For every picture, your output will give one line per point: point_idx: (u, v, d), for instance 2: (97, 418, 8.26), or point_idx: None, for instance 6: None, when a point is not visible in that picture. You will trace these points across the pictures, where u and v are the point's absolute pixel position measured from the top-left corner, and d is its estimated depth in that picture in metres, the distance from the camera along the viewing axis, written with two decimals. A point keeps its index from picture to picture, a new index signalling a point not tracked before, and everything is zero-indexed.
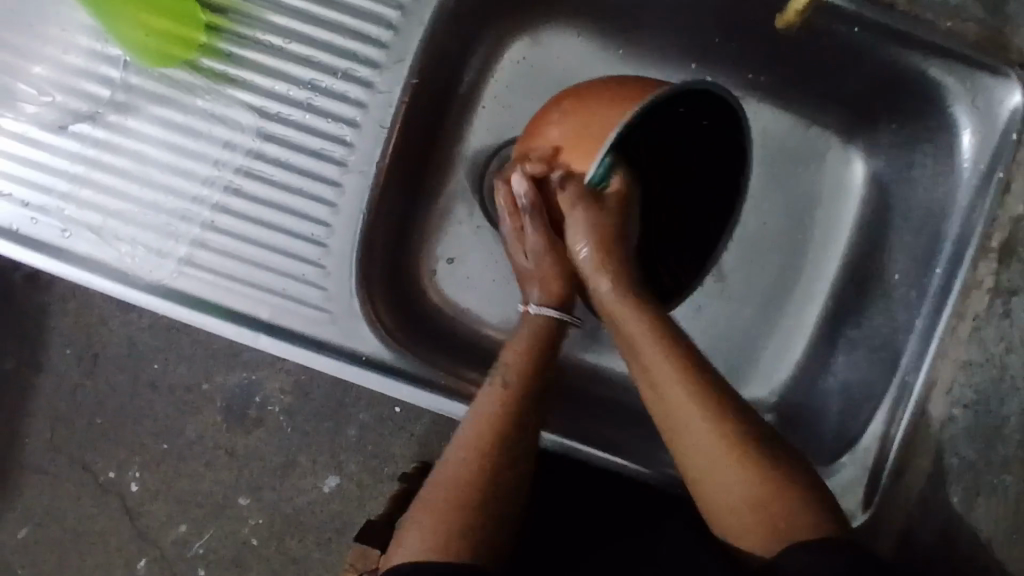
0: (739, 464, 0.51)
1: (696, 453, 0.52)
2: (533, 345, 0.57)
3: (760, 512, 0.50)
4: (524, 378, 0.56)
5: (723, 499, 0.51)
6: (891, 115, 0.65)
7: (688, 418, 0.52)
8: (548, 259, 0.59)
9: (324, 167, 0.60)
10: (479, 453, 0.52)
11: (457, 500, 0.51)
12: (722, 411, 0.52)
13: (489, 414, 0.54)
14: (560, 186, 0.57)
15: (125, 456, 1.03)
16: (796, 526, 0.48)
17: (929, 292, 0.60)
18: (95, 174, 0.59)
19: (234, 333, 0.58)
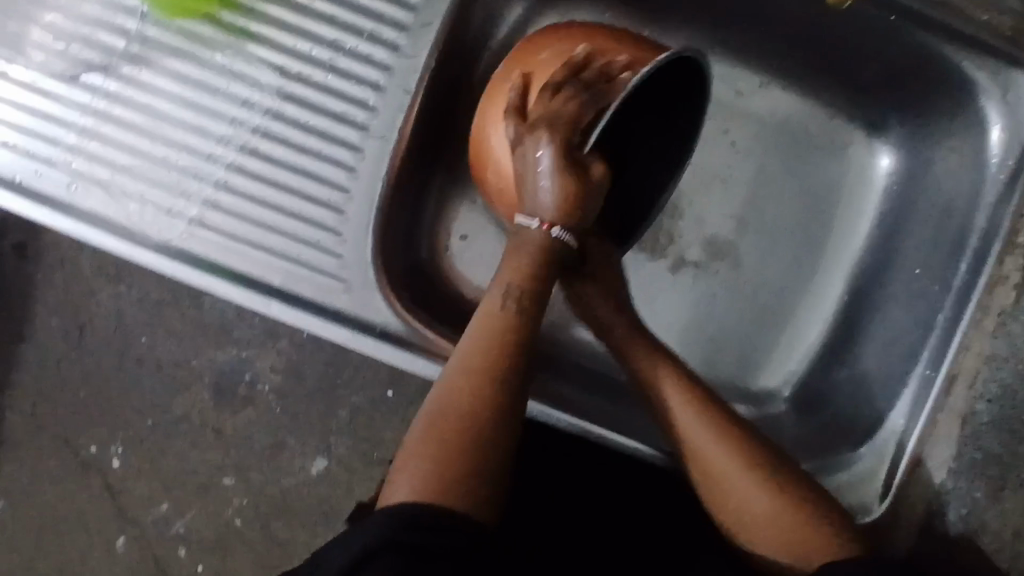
0: (758, 483, 0.52)
1: (718, 478, 0.53)
2: (514, 273, 0.54)
3: (789, 529, 0.50)
4: (523, 296, 0.53)
5: (746, 517, 0.52)
6: (918, 106, 0.65)
7: (706, 442, 0.54)
8: (570, 169, 0.54)
9: (344, 130, 0.58)
10: (476, 372, 0.50)
11: (460, 423, 0.48)
12: (740, 438, 0.54)
13: (483, 333, 0.52)
14: (583, 99, 0.55)
15: (109, 432, 1.00)
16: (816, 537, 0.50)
17: (952, 286, 0.60)
18: (105, 127, 0.56)
19: (244, 298, 0.56)
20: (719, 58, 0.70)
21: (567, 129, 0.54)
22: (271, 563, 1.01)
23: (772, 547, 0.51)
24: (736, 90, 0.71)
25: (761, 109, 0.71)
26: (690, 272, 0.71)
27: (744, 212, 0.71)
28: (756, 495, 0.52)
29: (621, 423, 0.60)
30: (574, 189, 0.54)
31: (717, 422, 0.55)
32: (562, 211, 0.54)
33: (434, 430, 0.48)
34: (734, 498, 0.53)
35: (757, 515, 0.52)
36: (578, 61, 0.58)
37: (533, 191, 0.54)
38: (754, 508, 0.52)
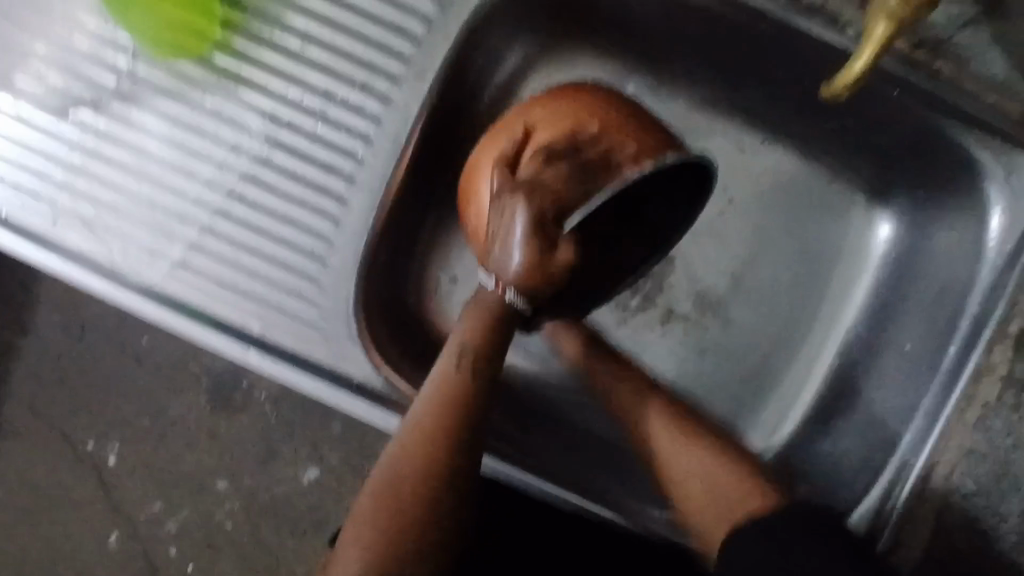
0: (701, 452, 0.58)
1: (675, 462, 0.58)
2: (469, 334, 0.54)
3: (721, 486, 0.56)
4: (478, 360, 0.53)
5: (699, 496, 0.56)
6: (921, 177, 0.63)
7: (639, 409, 0.61)
8: (540, 238, 0.53)
9: (331, 180, 0.57)
10: (422, 437, 0.50)
11: (403, 489, 0.48)
12: (694, 430, 0.60)
13: (433, 394, 0.51)
14: (570, 176, 0.55)
15: (106, 429, 1.01)
16: (754, 501, 0.54)
17: (941, 369, 0.59)
18: (94, 164, 0.57)
19: (222, 345, 0.56)
20: (723, 111, 0.69)
21: (547, 200, 0.53)
22: (258, 568, 1.01)
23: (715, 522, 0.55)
24: (737, 147, 0.69)
25: (761, 168, 0.69)
26: (680, 324, 0.70)
27: (739, 269, 0.70)
28: (696, 461, 0.57)
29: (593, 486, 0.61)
30: (536, 261, 0.53)
31: (691, 438, 0.59)
32: (521, 279, 0.53)
33: (378, 501, 0.48)
34: (678, 475, 0.57)
35: (698, 491, 0.56)
36: (583, 138, 0.58)
37: (500, 250, 0.54)
38: (698, 487, 0.56)
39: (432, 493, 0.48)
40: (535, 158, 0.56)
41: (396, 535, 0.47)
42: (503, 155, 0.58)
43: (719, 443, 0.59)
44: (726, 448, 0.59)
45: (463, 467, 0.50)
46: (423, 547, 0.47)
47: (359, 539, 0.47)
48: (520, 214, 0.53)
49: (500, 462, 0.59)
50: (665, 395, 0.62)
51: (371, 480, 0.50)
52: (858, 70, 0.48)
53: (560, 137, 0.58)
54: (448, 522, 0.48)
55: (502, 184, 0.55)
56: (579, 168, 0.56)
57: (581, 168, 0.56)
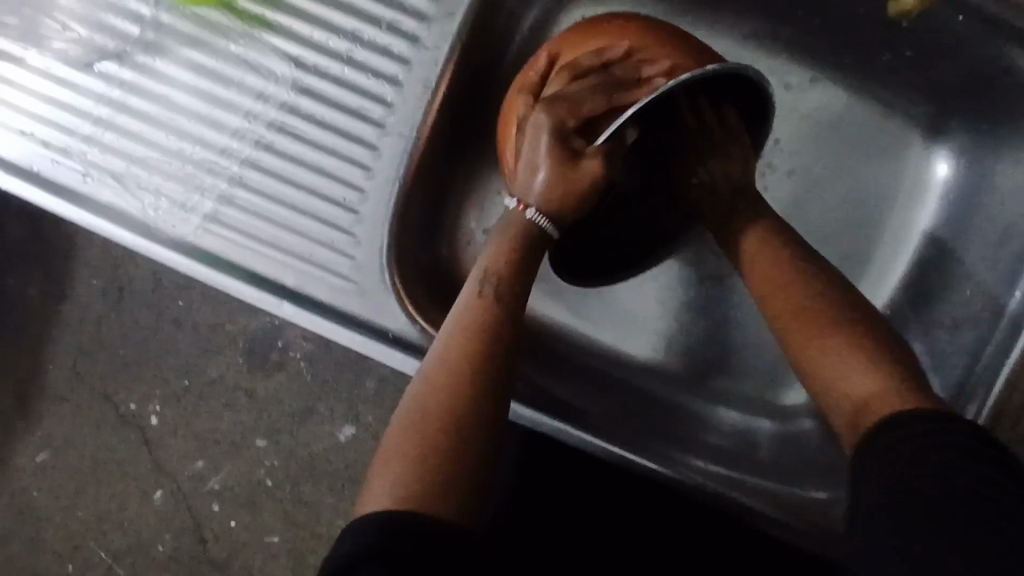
0: (865, 362, 0.48)
1: (829, 383, 0.49)
2: (491, 262, 0.53)
3: (869, 389, 0.47)
4: (499, 287, 0.52)
5: (829, 376, 0.49)
6: (984, 110, 0.59)
7: (769, 290, 0.54)
8: (563, 150, 0.52)
9: (360, 126, 0.55)
10: (449, 372, 0.49)
11: (432, 422, 0.47)
12: (829, 310, 0.51)
13: (457, 327, 0.50)
14: (596, 87, 0.53)
15: (147, 389, 1.02)
16: (932, 404, 0.44)
17: (1005, 315, 0.56)
18: (122, 118, 0.55)
19: (259, 298, 0.55)
20: (769, 49, 0.65)
21: (565, 110, 0.52)
22: (299, 523, 1.02)
23: (851, 389, 0.48)
24: (786, 84, 0.66)
25: (814, 105, 0.66)
26: (723, 274, 0.67)
27: (787, 214, 0.66)
28: (855, 370, 0.48)
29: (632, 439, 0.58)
30: (558, 177, 0.51)
31: (811, 315, 0.51)
32: (542, 197, 0.52)
33: (407, 437, 0.47)
34: (807, 359, 0.51)
35: (846, 392, 0.48)
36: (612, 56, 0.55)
37: (525, 172, 0.53)
38: (844, 385, 0.48)
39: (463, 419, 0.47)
40: (562, 73, 0.54)
41: (430, 469, 0.45)
42: (531, 83, 0.56)
43: (892, 362, 0.48)
44: (898, 344, 0.49)
45: (492, 396, 0.49)
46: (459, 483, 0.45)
47: (388, 474, 0.45)
48: (542, 125, 0.52)
49: (532, 411, 0.56)
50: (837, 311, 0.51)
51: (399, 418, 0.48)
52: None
53: (588, 56, 0.55)
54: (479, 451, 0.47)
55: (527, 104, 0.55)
56: (606, 80, 0.54)
57: (610, 82, 0.54)
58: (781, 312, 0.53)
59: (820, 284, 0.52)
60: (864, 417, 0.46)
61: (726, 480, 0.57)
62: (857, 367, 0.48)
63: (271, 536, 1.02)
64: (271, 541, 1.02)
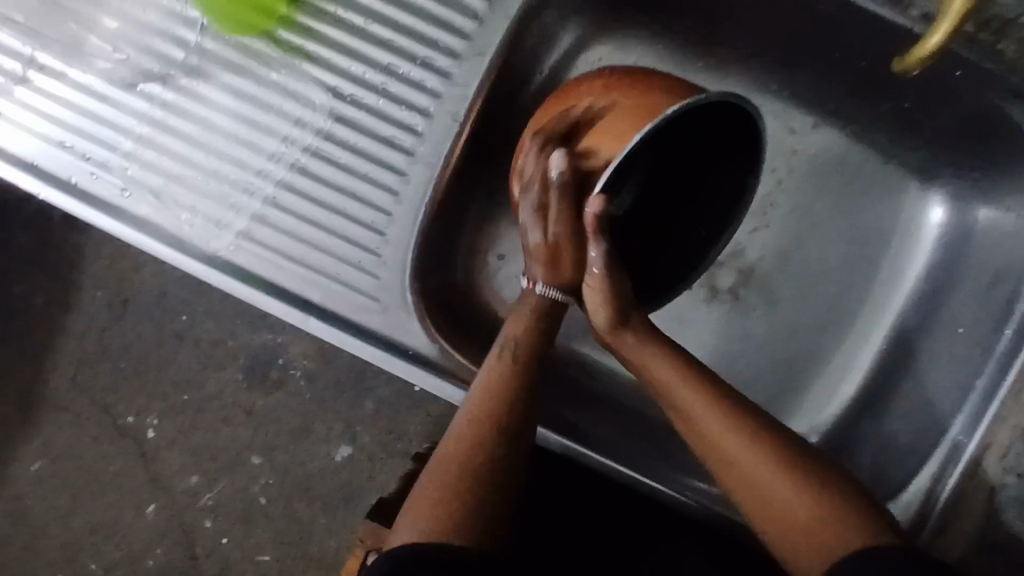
0: (796, 485, 0.50)
1: (766, 498, 0.51)
2: (515, 326, 0.57)
3: (800, 516, 0.50)
4: (521, 348, 0.55)
5: (774, 512, 0.51)
6: (975, 161, 0.63)
7: (673, 374, 0.55)
8: (549, 231, 0.56)
9: (391, 153, 0.58)
10: (476, 424, 0.52)
11: (454, 471, 0.51)
12: (751, 418, 0.53)
13: (485, 380, 0.54)
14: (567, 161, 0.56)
15: (147, 402, 1.03)
16: (869, 535, 0.47)
17: (994, 352, 0.59)
18: (161, 136, 0.58)
19: (284, 313, 0.57)
20: (773, 95, 0.69)
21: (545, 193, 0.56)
22: (292, 541, 1.02)
23: (801, 542, 0.49)
24: (789, 127, 0.69)
25: (814, 149, 0.70)
26: (726, 305, 0.70)
27: (786, 251, 0.70)
28: (770, 483, 0.51)
29: (636, 461, 0.60)
30: (551, 258, 0.57)
31: (737, 422, 0.53)
32: (546, 275, 0.57)
33: (438, 478, 0.51)
34: (739, 489, 0.52)
35: (769, 509, 0.51)
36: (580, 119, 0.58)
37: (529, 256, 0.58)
38: (766, 501, 0.51)
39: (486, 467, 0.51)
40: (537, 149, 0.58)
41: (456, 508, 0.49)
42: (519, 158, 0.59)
43: (829, 480, 0.51)
44: (788, 447, 0.52)
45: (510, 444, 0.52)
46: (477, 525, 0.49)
47: (419, 512, 0.49)
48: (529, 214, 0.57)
49: (556, 435, 0.59)
50: (766, 426, 0.53)
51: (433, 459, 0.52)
52: (937, 42, 0.48)
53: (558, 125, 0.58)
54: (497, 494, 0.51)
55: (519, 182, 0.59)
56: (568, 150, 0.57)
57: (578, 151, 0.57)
58: (697, 448, 0.54)
59: (736, 407, 0.54)
60: (805, 561, 0.49)
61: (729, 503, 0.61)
62: (807, 502, 0.50)
63: (262, 554, 1.03)
64: (263, 559, 1.03)
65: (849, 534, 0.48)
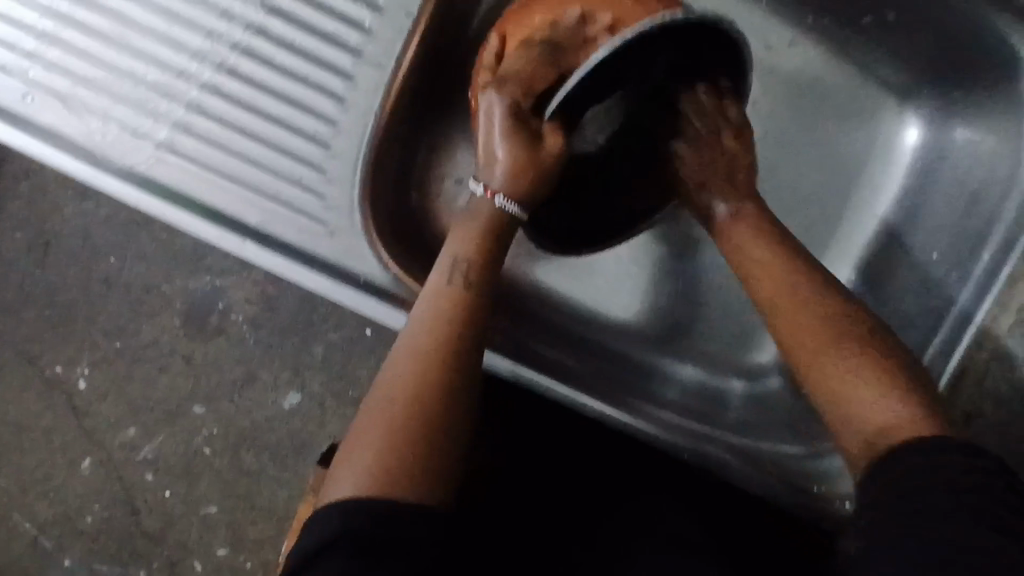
0: (889, 393, 0.46)
1: (824, 363, 0.49)
2: (463, 246, 0.52)
3: (884, 419, 0.46)
4: (471, 267, 0.52)
5: (840, 388, 0.48)
6: (955, 79, 0.60)
7: (766, 262, 0.54)
8: (521, 133, 0.52)
9: (335, 53, 0.52)
10: (421, 353, 0.48)
11: (400, 397, 0.47)
12: (830, 312, 0.51)
13: (430, 310, 0.50)
14: (538, 64, 0.52)
15: (76, 351, 0.96)
16: (916, 423, 0.45)
17: (972, 276, 0.56)
18: (67, 32, 0.50)
19: (217, 237, 0.51)
20: (748, 7, 0.64)
21: (518, 92, 0.52)
22: (239, 494, 0.96)
23: (865, 402, 0.47)
24: (767, 46, 0.65)
25: (790, 68, 0.65)
26: None
27: (759, 175, 0.66)
28: (859, 396, 0.47)
29: (604, 392, 0.57)
30: (518, 166, 0.52)
31: (797, 298, 0.52)
32: (517, 183, 0.52)
33: (382, 418, 0.46)
34: (820, 378, 0.49)
35: (856, 416, 0.47)
36: (565, 23, 0.51)
37: (486, 160, 0.53)
38: (849, 402, 0.47)
39: (437, 409, 0.47)
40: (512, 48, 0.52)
41: (406, 462, 0.44)
42: (489, 62, 0.53)
43: (868, 344, 0.49)
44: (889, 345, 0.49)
45: (466, 384, 0.49)
46: (426, 464, 0.45)
47: (368, 458, 0.44)
48: (496, 115, 0.52)
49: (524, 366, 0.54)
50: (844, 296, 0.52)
51: (376, 394, 0.48)
52: None
53: (539, 28, 0.51)
54: (445, 441, 0.46)
55: (487, 81, 0.53)
56: (551, 50, 0.51)
57: (551, 49, 0.51)
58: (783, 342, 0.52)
59: (836, 295, 0.51)
60: (857, 442, 0.47)
61: (703, 436, 0.57)
62: (880, 398, 0.46)
63: (208, 507, 0.97)
64: (208, 513, 0.97)
65: (907, 421, 0.45)
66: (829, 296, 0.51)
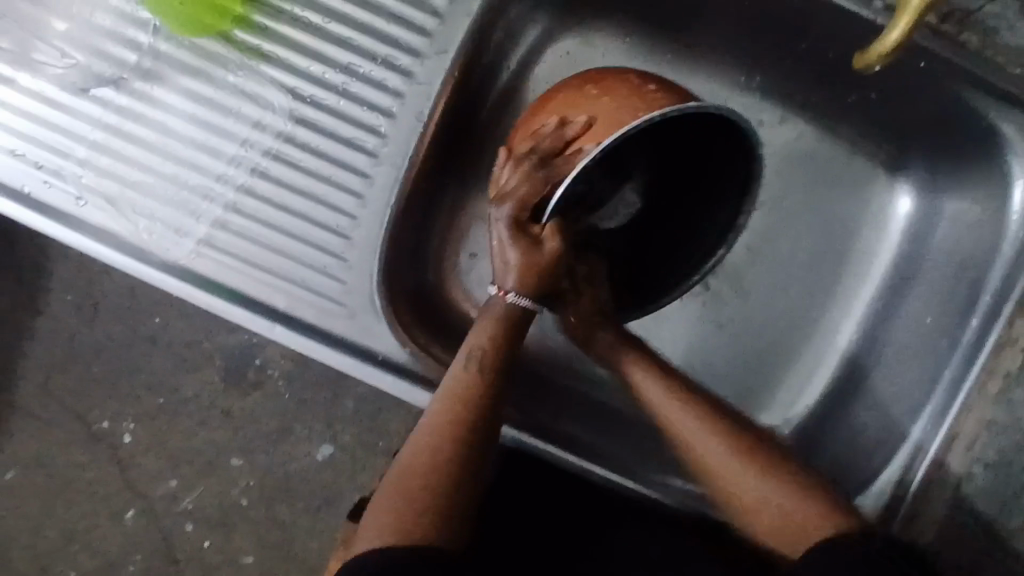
0: (802, 498, 0.53)
1: (736, 484, 0.54)
2: (484, 341, 0.55)
3: (798, 516, 0.52)
4: (488, 361, 0.55)
5: (773, 521, 0.53)
6: (940, 151, 0.63)
7: (678, 412, 0.57)
8: (523, 237, 0.53)
9: (354, 156, 0.57)
10: (444, 432, 0.53)
11: (423, 475, 0.52)
12: (732, 429, 0.56)
13: (454, 394, 0.53)
14: (534, 172, 0.52)
15: (121, 406, 1.01)
16: (836, 518, 0.52)
17: (959, 344, 0.58)
18: (119, 142, 0.57)
19: (249, 321, 0.57)
20: (741, 87, 0.68)
21: (518, 203, 0.52)
22: (274, 544, 1.01)
23: (784, 533, 0.53)
24: (759, 121, 0.69)
25: (781, 143, 0.69)
26: (697, 296, 0.70)
27: (756, 243, 0.69)
28: (762, 486, 0.54)
29: (610, 460, 0.61)
30: (528, 267, 0.53)
31: (710, 420, 0.56)
32: (528, 286, 0.54)
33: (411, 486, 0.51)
34: (744, 499, 0.54)
35: (750, 505, 0.54)
36: (545, 131, 0.54)
37: (496, 266, 0.54)
38: (750, 500, 0.54)
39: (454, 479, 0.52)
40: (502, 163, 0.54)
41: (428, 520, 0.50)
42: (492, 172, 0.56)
43: (780, 457, 0.55)
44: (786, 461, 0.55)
45: (476, 457, 0.53)
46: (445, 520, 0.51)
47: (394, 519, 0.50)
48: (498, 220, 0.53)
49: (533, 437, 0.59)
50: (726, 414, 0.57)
51: (405, 462, 0.52)
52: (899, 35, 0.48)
53: (526, 140, 0.54)
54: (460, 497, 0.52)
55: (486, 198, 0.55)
56: (538, 161, 0.52)
57: (540, 157, 0.53)
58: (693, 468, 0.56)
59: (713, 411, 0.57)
60: (795, 546, 0.52)
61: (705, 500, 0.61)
62: (798, 508, 0.53)
63: (245, 556, 1.01)
64: (245, 562, 1.01)
65: (824, 519, 0.52)
66: (720, 422, 0.56)
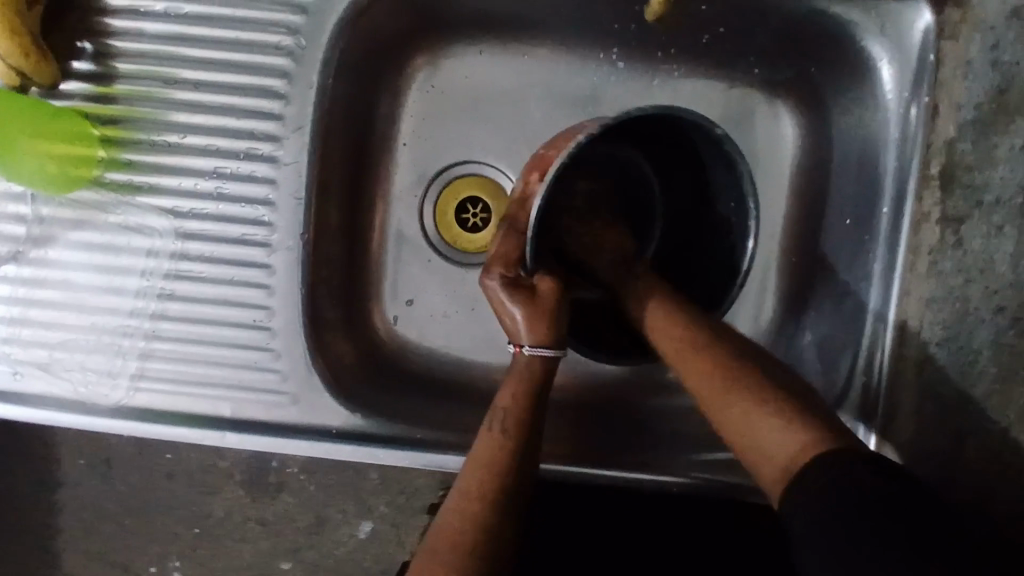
0: (788, 421, 0.47)
1: (730, 420, 0.50)
2: (508, 394, 0.53)
3: (788, 453, 0.46)
4: (509, 416, 0.53)
5: (752, 443, 0.48)
6: (800, 61, 0.63)
7: (674, 343, 0.54)
8: (518, 295, 0.55)
9: (249, 251, 0.59)
10: (475, 493, 0.51)
11: (451, 540, 0.50)
12: (752, 384, 0.50)
13: (479, 456, 0.52)
14: (511, 235, 0.57)
15: (161, 549, 0.89)
16: (816, 442, 0.46)
17: (879, 233, 0.58)
18: (33, 311, 0.59)
19: (201, 436, 0.58)
20: (600, 60, 0.68)
21: (505, 269, 0.56)
22: None
23: (768, 463, 0.47)
24: (629, 88, 0.69)
25: (666, 97, 0.69)
26: None
27: None
28: (751, 420, 0.49)
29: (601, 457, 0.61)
30: (530, 317, 0.54)
31: (690, 343, 0.53)
32: (536, 335, 0.54)
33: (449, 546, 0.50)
34: (726, 427, 0.50)
35: (759, 452, 0.48)
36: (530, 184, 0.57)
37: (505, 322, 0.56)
38: (750, 437, 0.49)
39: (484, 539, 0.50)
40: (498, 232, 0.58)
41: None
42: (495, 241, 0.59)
43: (794, 402, 0.49)
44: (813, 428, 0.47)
45: (509, 514, 0.51)
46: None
47: None
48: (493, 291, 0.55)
49: None
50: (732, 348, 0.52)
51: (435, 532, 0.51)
52: None
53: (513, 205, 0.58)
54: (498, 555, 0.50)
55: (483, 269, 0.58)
56: (514, 226, 0.57)
57: (511, 222, 0.57)
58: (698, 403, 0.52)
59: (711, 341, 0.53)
60: (777, 486, 0.47)
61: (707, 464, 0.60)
62: (777, 427, 0.48)
63: None
64: None
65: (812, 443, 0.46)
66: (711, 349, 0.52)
